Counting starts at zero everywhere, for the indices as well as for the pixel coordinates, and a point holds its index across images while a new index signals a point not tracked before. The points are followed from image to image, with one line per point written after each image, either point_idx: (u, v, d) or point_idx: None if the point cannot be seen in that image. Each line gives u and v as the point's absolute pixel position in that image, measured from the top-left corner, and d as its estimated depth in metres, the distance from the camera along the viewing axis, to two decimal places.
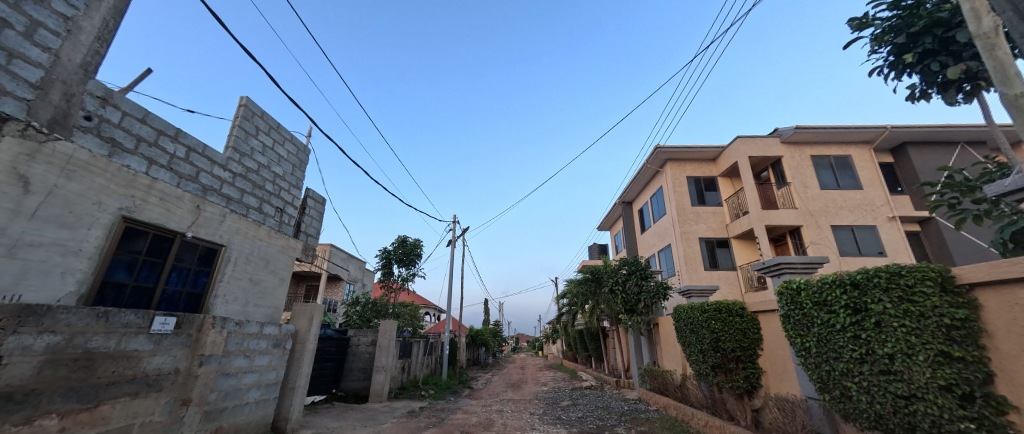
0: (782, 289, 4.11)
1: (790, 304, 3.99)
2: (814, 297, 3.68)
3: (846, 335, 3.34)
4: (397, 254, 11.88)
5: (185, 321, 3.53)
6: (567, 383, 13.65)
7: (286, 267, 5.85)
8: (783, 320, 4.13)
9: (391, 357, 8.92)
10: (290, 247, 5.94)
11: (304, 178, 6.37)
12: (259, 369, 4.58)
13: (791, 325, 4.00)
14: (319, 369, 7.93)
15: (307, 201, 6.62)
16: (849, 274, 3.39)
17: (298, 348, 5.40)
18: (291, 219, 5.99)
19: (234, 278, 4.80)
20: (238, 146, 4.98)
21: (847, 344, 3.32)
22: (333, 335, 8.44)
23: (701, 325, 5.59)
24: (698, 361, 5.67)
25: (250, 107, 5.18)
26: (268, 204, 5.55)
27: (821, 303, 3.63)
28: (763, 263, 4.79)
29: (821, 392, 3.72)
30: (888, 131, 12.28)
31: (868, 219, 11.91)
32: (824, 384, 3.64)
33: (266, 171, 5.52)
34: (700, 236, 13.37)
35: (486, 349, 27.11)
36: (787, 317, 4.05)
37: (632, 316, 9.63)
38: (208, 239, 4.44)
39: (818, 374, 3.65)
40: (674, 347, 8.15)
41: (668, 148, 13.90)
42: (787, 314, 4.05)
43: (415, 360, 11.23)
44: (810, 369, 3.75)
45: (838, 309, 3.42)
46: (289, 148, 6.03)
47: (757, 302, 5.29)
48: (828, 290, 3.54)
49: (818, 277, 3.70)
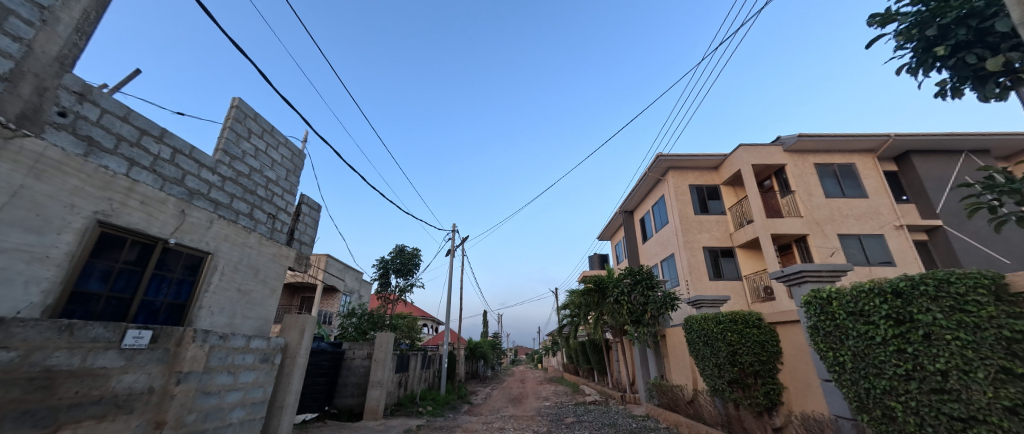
0: (810, 298, 3.84)
1: (819, 315, 3.73)
2: (848, 307, 3.43)
3: (888, 349, 3.09)
4: (395, 264, 11.57)
5: (162, 335, 3.23)
6: (570, 397, 13.21)
7: (277, 276, 5.56)
8: (811, 331, 3.87)
9: (387, 372, 8.55)
10: (281, 255, 5.66)
11: (299, 183, 6.13)
12: (245, 386, 4.25)
13: (821, 337, 3.73)
14: (311, 385, 7.55)
15: (302, 208, 6.36)
16: (888, 282, 3.14)
17: (288, 363, 5.08)
18: (283, 226, 5.72)
19: (220, 288, 4.50)
20: (229, 149, 4.73)
21: (890, 359, 3.07)
22: (327, 348, 8.09)
23: (715, 337, 5.31)
24: (713, 376, 5.36)
25: (242, 108, 4.96)
26: (260, 210, 5.28)
27: (857, 313, 3.38)
28: (784, 272, 4.60)
29: (859, 412, 3.44)
30: (892, 139, 12.18)
31: (875, 227, 11.71)
32: (862, 403, 3.38)
33: (258, 176, 5.26)
34: (704, 245, 13.13)
35: (484, 362, 26.57)
36: (816, 328, 3.79)
37: (638, 328, 9.30)
38: (194, 246, 4.17)
39: (854, 392, 3.38)
40: (683, 361, 7.83)
41: (670, 156, 13.77)
42: (816, 325, 3.79)
43: (412, 375, 10.81)
44: (846, 386, 3.48)
45: (879, 320, 3.16)
46: (283, 152, 5.80)
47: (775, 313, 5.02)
48: (865, 299, 3.29)
49: (852, 285, 3.45)
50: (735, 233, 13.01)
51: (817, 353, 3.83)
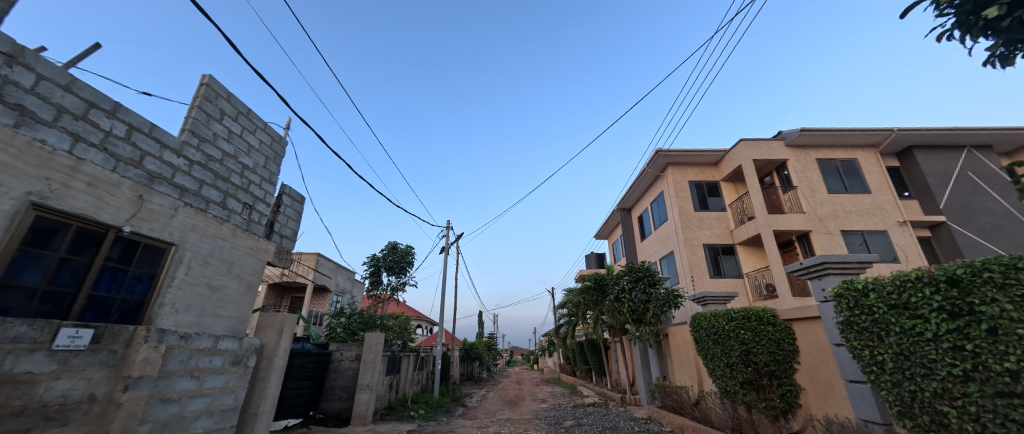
0: (842, 291, 3.51)
1: (855, 309, 3.40)
2: (891, 299, 3.08)
3: (940, 346, 2.75)
4: (387, 261, 11.12)
5: (107, 335, 2.81)
6: (568, 399, 12.86)
7: (253, 272, 5.13)
8: (844, 328, 3.54)
9: (377, 374, 8.13)
10: (259, 249, 5.23)
11: (279, 172, 5.70)
12: (212, 392, 3.82)
13: (858, 334, 3.40)
14: (295, 389, 7.08)
15: (283, 199, 5.93)
16: (940, 270, 2.79)
17: (264, 366, 4.64)
18: (261, 218, 5.30)
19: (187, 283, 4.08)
20: (197, 129, 4.30)
21: (943, 358, 2.73)
22: (313, 350, 7.64)
23: (726, 335, 4.97)
24: (724, 377, 5.01)
25: (213, 86, 4.53)
26: (234, 199, 4.86)
27: (901, 306, 3.04)
28: (803, 264, 4.15)
29: (902, 418, 3.12)
30: (895, 134, 11.98)
31: (878, 224, 11.48)
32: (907, 408, 3.05)
33: (232, 161, 4.83)
34: (704, 242, 12.84)
35: (480, 363, 26.17)
36: (851, 324, 3.46)
37: (640, 327, 8.97)
38: (154, 236, 3.74)
39: (898, 395, 3.06)
40: (688, 360, 7.50)
41: (670, 152, 13.46)
42: (851, 321, 3.45)
43: (404, 377, 10.39)
44: (887, 389, 3.16)
45: (929, 314, 2.83)
46: (262, 138, 5.37)
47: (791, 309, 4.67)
48: (911, 290, 2.95)
49: (894, 275, 3.11)
50: (737, 230, 12.72)
51: (853, 351, 3.50)
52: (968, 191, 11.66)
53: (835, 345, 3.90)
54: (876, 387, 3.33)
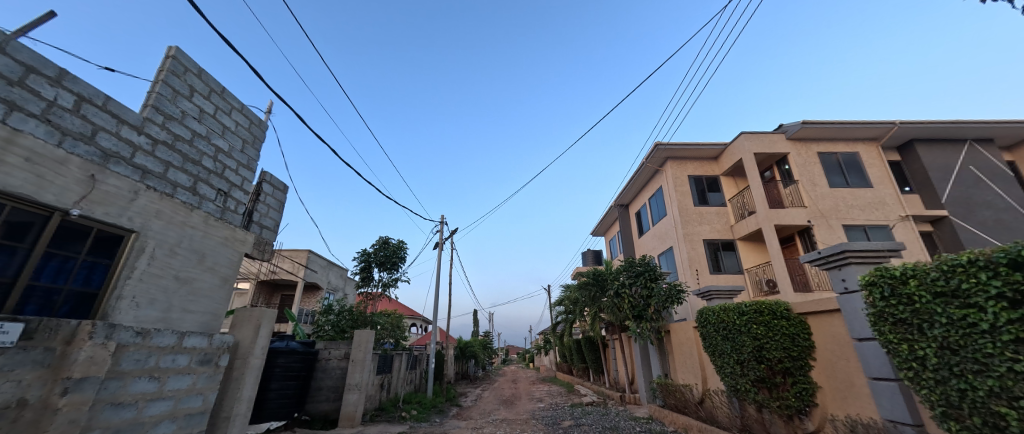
0: (875, 278, 3.23)
1: (891, 298, 3.11)
2: (937, 286, 2.79)
3: (999, 339, 2.45)
4: (378, 256, 10.72)
5: (41, 330, 2.43)
6: (565, 398, 12.56)
7: (228, 264, 4.74)
8: (877, 320, 3.25)
9: (366, 373, 7.76)
10: (235, 240, 4.85)
11: (258, 157, 5.31)
12: (175, 394, 3.45)
13: (895, 327, 3.11)
14: (279, 390, 6.63)
15: (263, 187, 5.54)
16: (997, 253, 2.48)
17: (238, 366, 4.27)
18: (237, 206, 4.91)
19: (149, 275, 3.70)
20: (162, 106, 3.92)
21: (1004, 352, 2.43)
22: (299, 348, 7.24)
23: (738, 330, 4.68)
24: (734, 374, 4.73)
25: (180, 60, 4.15)
26: (206, 184, 4.47)
27: (948, 294, 2.74)
28: (822, 253, 3.84)
29: (948, 419, 2.82)
30: (897, 127, 11.79)
31: (881, 218, 11.28)
32: (956, 408, 2.75)
33: (204, 143, 4.44)
34: (704, 238, 12.60)
35: (475, 361, 25.83)
36: (887, 316, 3.17)
37: (640, 323, 8.68)
38: (110, 222, 3.36)
39: (947, 394, 2.76)
40: (691, 358, 7.22)
41: (670, 145, 13.18)
42: (887, 313, 3.16)
43: (396, 376, 10.04)
44: (932, 387, 2.86)
45: (984, 302, 2.53)
46: (238, 119, 4.97)
47: (805, 302, 4.37)
48: (961, 277, 2.66)
49: (939, 260, 2.82)
50: (737, 225, 12.49)
51: (885, 345, 3.22)
52: (970, 185, 11.50)
53: (858, 340, 3.62)
54: (914, 384, 3.04)
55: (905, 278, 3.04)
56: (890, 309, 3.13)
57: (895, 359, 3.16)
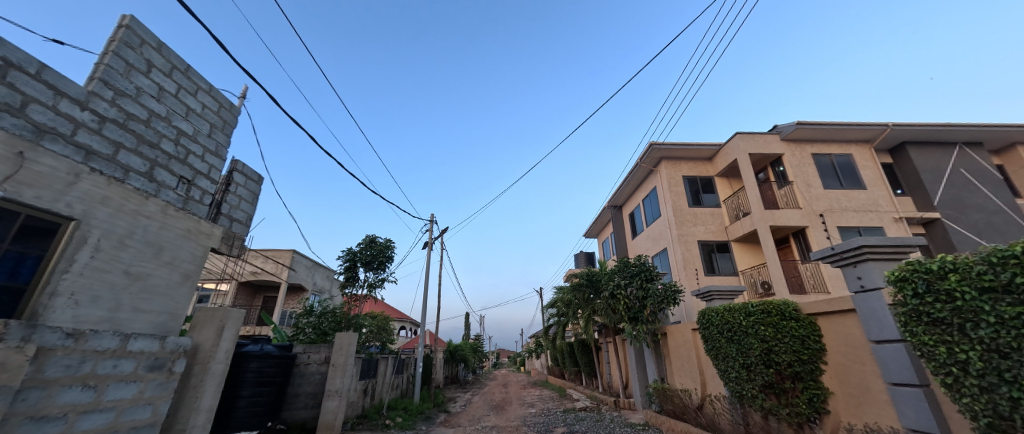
0: (907, 272, 2.97)
1: (929, 294, 2.84)
2: (986, 280, 2.53)
3: None
4: (363, 256, 10.26)
5: None
6: (557, 403, 12.20)
7: (190, 259, 4.31)
8: (910, 319, 2.99)
9: (348, 378, 7.33)
10: (200, 233, 4.42)
11: (228, 144, 4.89)
12: (116, 406, 3.01)
13: (932, 326, 2.84)
14: (251, 397, 6.17)
15: (234, 177, 5.11)
16: None
17: (197, 372, 3.83)
18: (202, 197, 4.48)
19: (92, 269, 3.27)
20: (112, 79, 3.52)
21: None
22: (275, 352, 6.78)
23: (744, 332, 4.42)
24: (739, 379, 4.47)
25: (134, 31, 3.75)
26: (166, 170, 4.05)
27: (999, 290, 2.49)
28: (836, 247, 3.54)
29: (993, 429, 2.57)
30: (889, 129, 11.76)
31: (875, 220, 11.21)
32: (1005, 416, 2.49)
33: (163, 124, 4.03)
34: (699, 239, 12.40)
35: (465, 365, 25.32)
36: (922, 314, 2.91)
37: (636, 325, 8.39)
38: (42, 207, 2.95)
39: (997, 401, 2.51)
40: (689, 361, 6.97)
41: (664, 145, 12.99)
42: (922, 311, 2.90)
43: (380, 381, 9.58)
44: (978, 393, 2.61)
45: None
46: (205, 101, 4.56)
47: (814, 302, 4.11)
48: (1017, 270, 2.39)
49: (986, 251, 2.56)
50: (731, 226, 12.34)
51: (918, 347, 2.94)
52: (962, 187, 11.49)
53: (875, 343, 3.38)
54: (954, 391, 2.78)
55: (944, 273, 2.77)
56: (926, 307, 2.86)
57: (929, 363, 2.89)
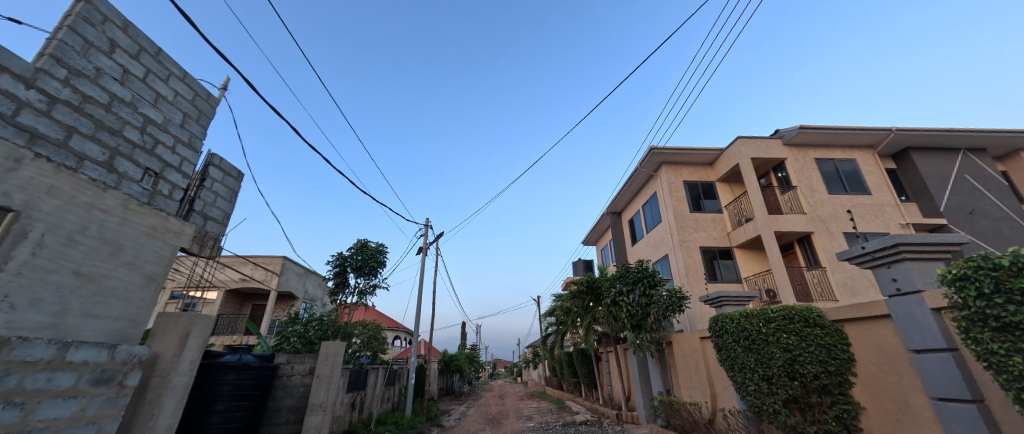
0: (968, 270, 2.72)
1: (998, 295, 2.57)
2: None
3: None
4: (354, 261, 9.84)
5: None
6: (556, 416, 11.71)
7: (156, 260, 3.91)
8: (976, 324, 2.71)
9: (333, 391, 6.88)
10: (168, 231, 4.03)
11: (202, 136, 4.52)
12: (49, 426, 2.58)
13: (1005, 332, 2.57)
14: (226, 412, 5.72)
15: (209, 172, 4.73)
16: None
17: (156, 386, 3.40)
18: (170, 191, 4.09)
19: (33, 268, 2.88)
20: (66, 57, 3.17)
21: None
22: (255, 363, 6.35)
23: (764, 340, 4.29)
24: (758, 393, 4.33)
25: (95, 5, 3.41)
26: (129, 160, 3.67)
27: None
28: (868, 245, 3.33)
29: None
30: (893, 133, 11.56)
31: (881, 226, 10.88)
32: None
33: (126, 109, 3.66)
34: (701, 245, 12.09)
35: (461, 375, 24.74)
36: (992, 318, 2.62)
37: (640, 334, 8.00)
38: None
39: None
40: (697, 372, 6.63)
41: (665, 149, 12.74)
42: (991, 314, 2.62)
43: (369, 393, 9.08)
44: None
45: None
46: (178, 88, 4.21)
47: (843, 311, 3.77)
48: None
49: None
50: (734, 232, 12.05)
51: (983, 356, 2.67)
52: (967, 193, 11.27)
53: (915, 352, 3.17)
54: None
55: (1018, 270, 2.50)
56: (994, 310, 2.58)
57: (1000, 375, 2.60)
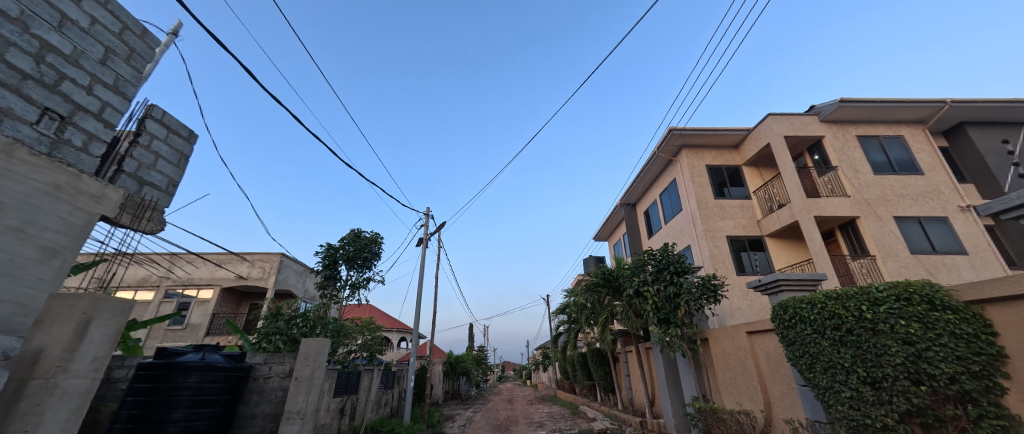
0: None
1: None
2: None
3: None
4: (346, 251, 8.95)
5: None
6: (571, 423, 10.66)
7: (61, 229, 2.81)
8: None
9: (315, 396, 5.99)
10: (84, 195, 2.97)
11: (136, 80, 3.65)
12: None
13: None
14: (186, 422, 4.83)
15: (144, 126, 3.84)
16: None
17: (34, 392, 2.49)
18: (86, 143, 3.17)
19: None
20: None
21: None
22: (222, 363, 5.45)
23: (876, 332, 3.86)
24: (859, 402, 3.98)
25: None
26: (12, 91, 2.77)
27: None
28: None
29: None
30: (948, 106, 10.25)
31: (937, 209, 9.63)
32: None
33: (10, 24, 2.80)
34: (728, 234, 10.96)
35: (467, 378, 23.75)
36: None
37: (668, 329, 6.97)
38: None
39: None
40: (747, 376, 5.76)
41: (685, 130, 11.61)
42: None
43: (363, 397, 8.20)
44: None
45: None
46: (96, 13, 3.38)
47: None
48: None
49: None
50: (765, 220, 10.92)
51: None
52: None
53: None
54: None
55: None
56: None
57: None
